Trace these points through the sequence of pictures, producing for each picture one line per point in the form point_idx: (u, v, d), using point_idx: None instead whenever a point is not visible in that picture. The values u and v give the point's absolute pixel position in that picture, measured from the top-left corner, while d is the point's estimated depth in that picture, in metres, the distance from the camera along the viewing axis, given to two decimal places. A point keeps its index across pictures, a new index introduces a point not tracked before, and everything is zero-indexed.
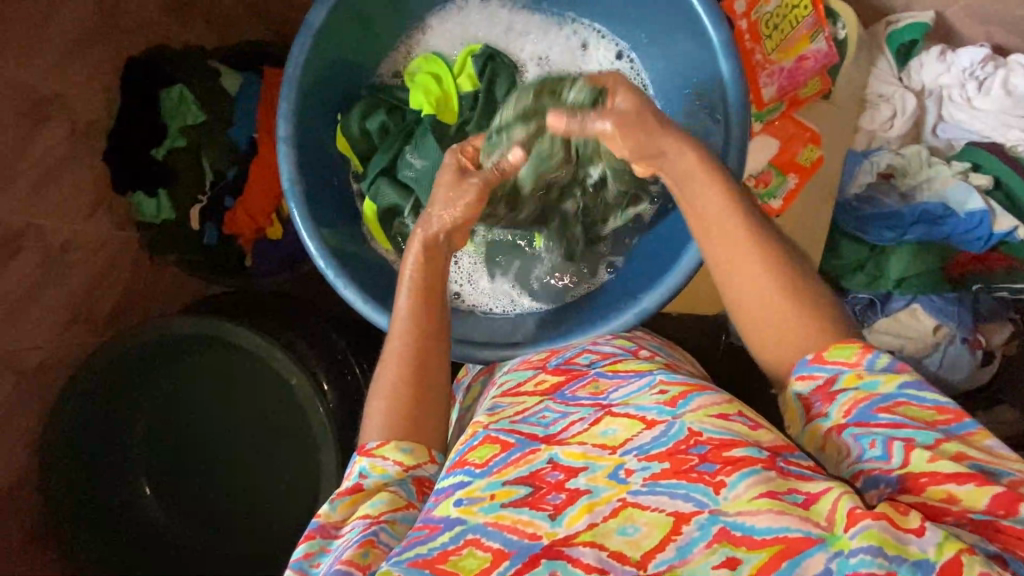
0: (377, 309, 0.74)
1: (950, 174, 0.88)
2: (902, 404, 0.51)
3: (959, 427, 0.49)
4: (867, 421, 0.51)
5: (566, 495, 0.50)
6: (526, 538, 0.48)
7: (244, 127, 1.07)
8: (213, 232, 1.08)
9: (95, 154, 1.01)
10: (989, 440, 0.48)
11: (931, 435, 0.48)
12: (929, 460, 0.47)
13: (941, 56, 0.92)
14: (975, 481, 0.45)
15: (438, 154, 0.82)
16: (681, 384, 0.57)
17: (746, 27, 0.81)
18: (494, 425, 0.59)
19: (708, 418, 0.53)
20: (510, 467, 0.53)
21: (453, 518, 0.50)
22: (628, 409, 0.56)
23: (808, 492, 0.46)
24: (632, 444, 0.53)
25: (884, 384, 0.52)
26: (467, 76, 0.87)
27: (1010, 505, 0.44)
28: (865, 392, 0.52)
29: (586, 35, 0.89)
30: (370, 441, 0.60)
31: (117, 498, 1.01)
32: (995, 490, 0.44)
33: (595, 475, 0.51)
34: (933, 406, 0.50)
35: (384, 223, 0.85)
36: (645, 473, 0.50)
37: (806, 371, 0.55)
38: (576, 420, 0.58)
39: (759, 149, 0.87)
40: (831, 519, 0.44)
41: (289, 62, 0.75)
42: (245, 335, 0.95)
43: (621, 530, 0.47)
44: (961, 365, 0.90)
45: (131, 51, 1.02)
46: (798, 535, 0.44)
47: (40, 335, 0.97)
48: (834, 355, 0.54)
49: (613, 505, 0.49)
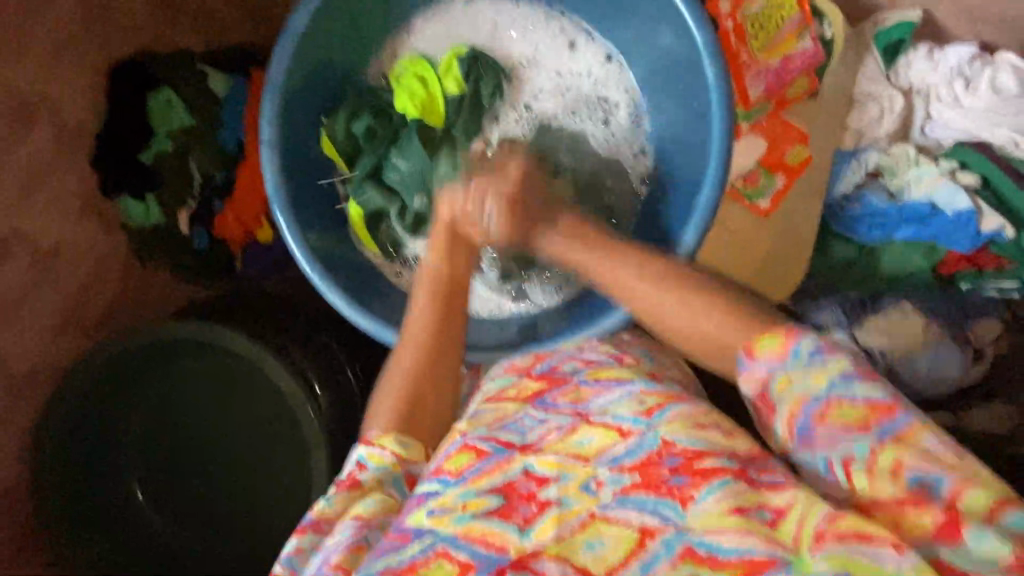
0: (362, 312, 0.74)
1: (938, 173, 0.87)
2: (834, 408, 0.48)
3: (891, 424, 0.46)
4: (807, 437, 0.49)
5: (537, 506, 0.50)
6: (494, 551, 0.48)
7: (234, 130, 1.07)
8: (203, 236, 1.08)
9: (84, 157, 1.00)
10: (924, 436, 0.46)
11: (866, 445, 0.46)
12: (869, 481, 0.46)
13: (928, 54, 0.92)
14: (918, 508, 0.44)
15: (424, 157, 0.82)
16: (658, 395, 0.58)
17: (731, 27, 0.81)
18: (472, 433, 0.58)
19: (683, 428, 0.53)
20: (484, 476, 0.53)
21: (424, 528, 0.50)
22: (604, 418, 0.57)
23: (776, 508, 0.46)
24: (606, 454, 0.53)
25: (814, 385, 0.49)
26: (454, 79, 0.86)
27: (953, 532, 0.42)
28: (797, 397, 0.50)
29: (573, 35, 0.89)
30: (372, 430, 0.61)
31: (109, 502, 1.01)
32: (937, 515, 0.43)
33: (566, 486, 0.51)
34: (863, 403, 0.47)
35: (371, 227, 0.85)
36: (615, 485, 0.51)
37: (744, 370, 0.54)
38: (553, 429, 0.57)
39: (746, 150, 0.87)
40: (797, 539, 0.44)
41: (272, 66, 0.74)
42: (235, 340, 0.95)
43: (588, 544, 0.48)
44: (953, 365, 0.90)
45: (119, 53, 1.02)
46: (764, 557, 0.43)
47: (29, 340, 0.96)
48: (762, 350, 0.53)
49: (581, 519, 0.49)
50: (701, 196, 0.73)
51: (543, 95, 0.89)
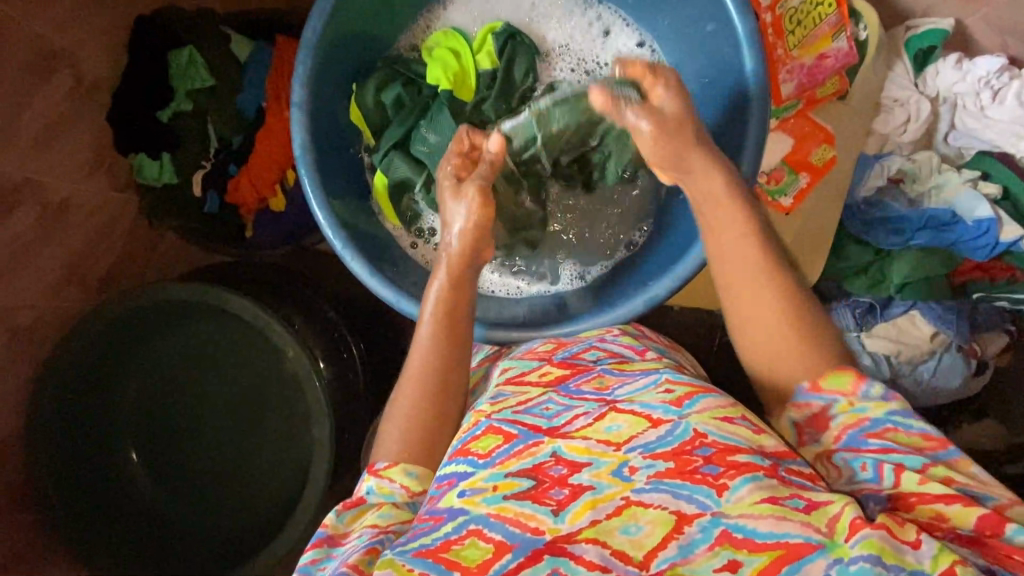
0: (382, 282, 0.74)
1: (960, 181, 0.89)
2: (891, 432, 0.54)
3: (944, 454, 0.52)
4: (857, 447, 0.54)
5: (569, 491, 0.51)
6: (529, 531, 0.49)
7: (254, 95, 1.05)
8: (214, 201, 1.06)
9: (100, 112, 0.99)
10: (971, 467, 0.51)
11: (919, 460, 0.51)
12: (919, 482, 0.50)
13: (957, 64, 0.91)
14: (961, 501, 0.48)
15: (453, 129, 0.81)
16: (687, 384, 0.58)
17: (770, 20, 0.81)
18: (496, 415, 0.59)
19: (712, 420, 0.53)
20: (513, 459, 0.54)
21: (457, 508, 0.51)
22: (633, 406, 0.56)
23: (809, 499, 0.48)
24: (637, 440, 0.53)
25: (873, 412, 0.54)
26: (486, 53, 0.85)
27: (998, 525, 0.47)
28: (855, 418, 0.55)
29: (609, 22, 0.88)
30: (380, 462, 0.62)
31: (105, 460, 1.01)
32: (981, 510, 0.47)
33: (599, 471, 0.52)
34: (920, 434, 0.53)
35: (393, 197, 0.83)
36: (649, 470, 0.51)
37: (801, 399, 0.58)
38: (580, 414, 0.58)
39: (773, 146, 0.86)
40: (831, 527, 0.46)
41: (308, 26, 0.73)
42: (242, 305, 0.94)
43: (624, 529, 0.48)
44: (956, 375, 0.92)
45: (142, 10, 1.00)
46: (799, 540, 0.45)
47: (32, 293, 0.95)
48: (828, 384, 0.57)
49: (616, 504, 0.50)
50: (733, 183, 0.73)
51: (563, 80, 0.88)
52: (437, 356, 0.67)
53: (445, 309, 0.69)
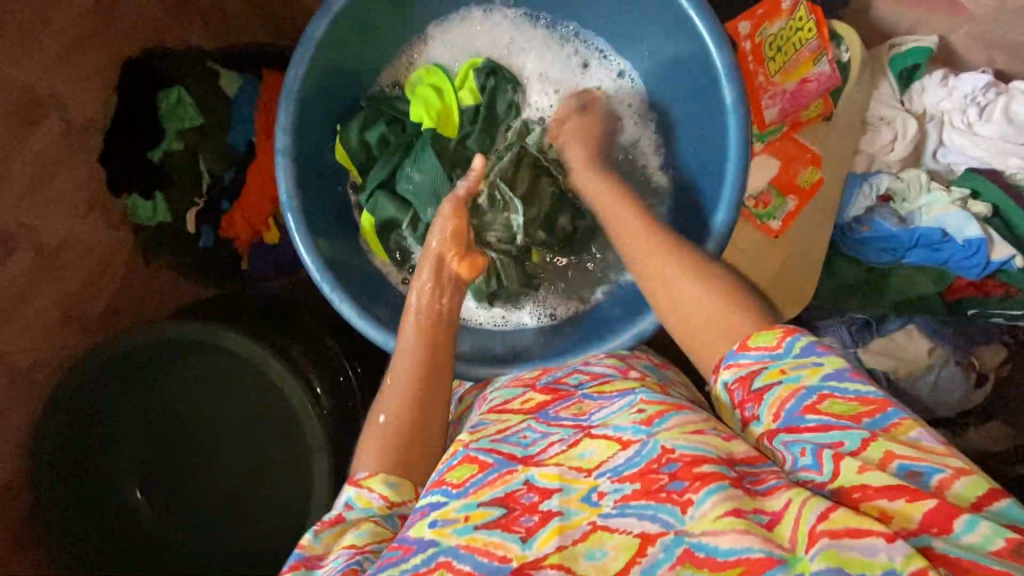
0: (370, 322, 0.74)
1: (949, 201, 0.88)
2: (828, 400, 0.50)
3: (882, 419, 0.49)
4: (796, 426, 0.51)
5: (538, 518, 0.51)
6: (496, 560, 0.48)
7: (243, 131, 1.07)
8: (209, 235, 1.07)
9: (92, 153, 1.00)
10: (914, 432, 0.48)
11: (858, 435, 0.48)
12: (859, 470, 0.46)
13: (942, 80, 0.92)
14: (907, 496, 0.44)
15: (438, 166, 0.82)
16: (658, 404, 0.58)
17: (749, 48, 0.84)
18: (474, 444, 0.59)
19: (681, 435, 0.53)
20: (486, 488, 0.53)
21: (426, 540, 0.50)
22: (606, 430, 0.57)
23: (773, 511, 0.47)
24: (607, 465, 0.54)
25: (808, 378, 0.52)
26: (469, 90, 0.86)
27: (944, 522, 0.43)
28: (790, 387, 0.52)
29: (585, 55, 0.88)
30: (359, 472, 0.60)
31: (105, 501, 1.00)
32: (928, 504, 0.43)
33: (568, 497, 0.52)
34: (857, 398, 0.50)
35: (382, 236, 0.84)
36: (616, 495, 0.51)
37: (732, 361, 0.57)
38: (556, 441, 0.58)
39: (759, 171, 0.88)
40: (794, 540, 0.44)
41: (288, 74, 0.74)
42: (234, 340, 0.95)
43: (589, 554, 0.48)
44: (956, 388, 0.92)
45: (130, 51, 1.01)
46: (760, 556, 0.44)
47: (31, 335, 0.96)
48: (756, 341, 0.56)
49: (583, 529, 0.49)
50: (717, 219, 0.73)
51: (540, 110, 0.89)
52: (422, 351, 0.68)
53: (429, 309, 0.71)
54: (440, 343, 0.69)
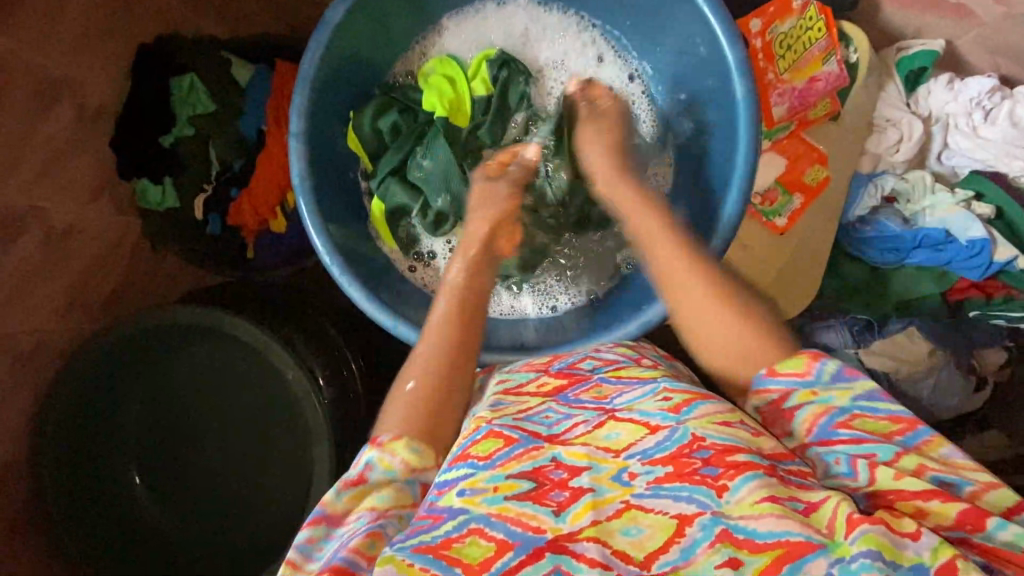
0: (379, 307, 0.74)
1: (952, 202, 0.89)
2: (858, 418, 0.54)
3: (913, 436, 0.52)
4: (828, 438, 0.54)
5: (570, 493, 0.51)
6: (530, 530, 0.48)
7: (254, 119, 1.07)
8: (217, 222, 1.08)
9: (104, 137, 1.00)
10: (943, 449, 0.51)
11: (890, 448, 0.51)
12: (895, 477, 0.49)
13: (948, 84, 0.92)
14: (941, 497, 0.47)
15: (449, 155, 0.83)
16: (684, 392, 0.59)
17: (760, 46, 0.86)
18: (497, 421, 0.59)
19: (711, 425, 0.54)
20: (513, 462, 0.54)
21: (456, 507, 0.51)
22: (632, 414, 0.58)
23: (809, 501, 0.48)
24: (635, 448, 0.54)
25: (839, 399, 0.56)
26: (482, 81, 0.87)
27: (977, 520, 0.46)
28: (822, 407, 0.56)
29: (600, 50, 0.90)
30: (382, 434, 0.59)
31: (106, 487, 1.00)
32: (960, 505, 0.47)
33: (598, 476, 0.52)
34: (886, 418, 0.54)
35: (392, 222, 0.85)
36: (648, 476, 0.51)
37: (761, 385, 0.59)
38: (580, 422, 0.59)
39: (766, 167, 0.89)
40: (832, 527, 0.46)
41: (305, 57, 0.74)
42: (242, 326, 0.94)
43: (625, 530, 0.48)
44: (955, 391, 0.91)
45: (144, 36, 1.02)
46: (801, 540, 0.45)
47: (38, 318, 0.96)
48: (785, 368, 0.59)
49: (616, 506, 0.50)
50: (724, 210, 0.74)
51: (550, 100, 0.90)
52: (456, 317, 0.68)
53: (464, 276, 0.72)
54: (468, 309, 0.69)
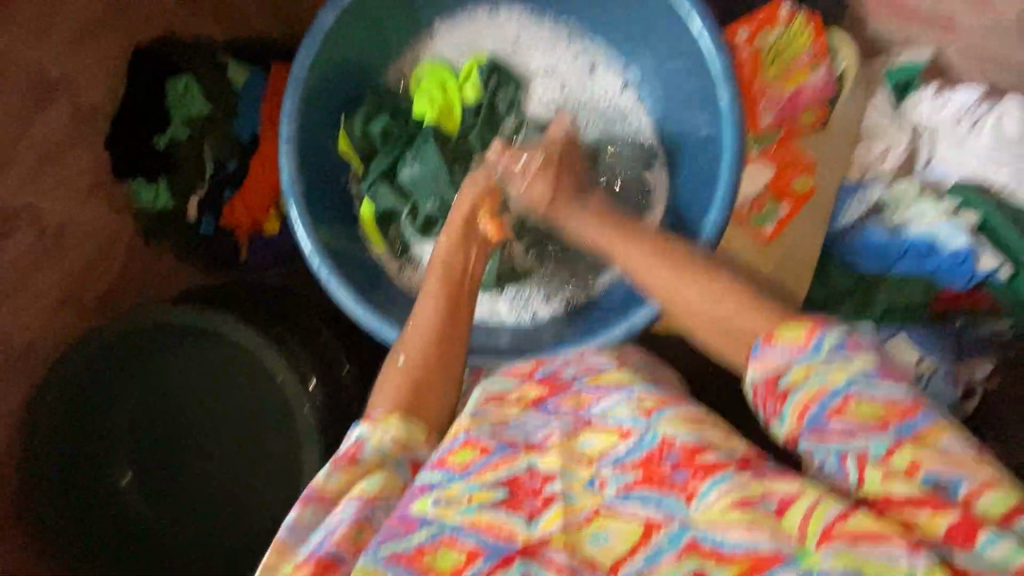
0: (366, 309, 0.75)
1: (936, 213, 0.89)
2: (853, 403, 0.49)
3: (912, 424, 0.48)
4: (820, 429, 0.50)
5: (541, 501, 0.52)
6: (503, 538, 0.49)
7: (250, 122, 1.08)
8: (210, 222, 1.09)
9: (99, 138, 1.01)
10: (943, 438, 0.47)
11: (882, 444, 0.48)
12: (884, 479, 0.47)
13: (936, 94, 0.93)
14: (932, 506, 0.45)
15: (438, 159, 0.83)
16: (656, 396, 0.60)
17: (748, 55, 0.87)
18: (475, 429, 0.59)
19: (682, 426, 0.55)
20: (490, 471, 0.54)
21: (431, 517, 0.50)
22: (606, 422, 0.59)
23: (781, 497, 0.48)
24: (608, 455, 0.56)
25: (833, 380, 0.50)
26: (472, 84, 0.88)
27: (967, 532, 0.44)
28: (815, 389, 0.51)
29: (592, 59, 0.90)
30: (376, 410, 0.61)
31: (95, 487, 1.00)
32: (951, 516, 0.44)
33: (570, 483, 0.53)
34: (884, 401, 0.49)
35: (381, 226, 0.86)
36: (618, 484, 0.53)
37: (760, 356, 0.55)
38: (556, 430, 0.60)
39: (753, 176, 0.89)
40: (802, 533, 0.46)
41: (296, 61, 0.75)
42: (236, 328, 0.97)
43: (594, 537, 0.50)
44: (943, 399, 0.89)
45: (141, 38, 1.02)
46: (768, 552, 0.45)
47: (29, 317, 0.96)
48: (782, 337, 0.54)
49: (587, 513, 0.51)
50: (709, 218, 0.74)
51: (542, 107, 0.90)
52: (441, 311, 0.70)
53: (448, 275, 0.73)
54: (461, 305, 0.71)
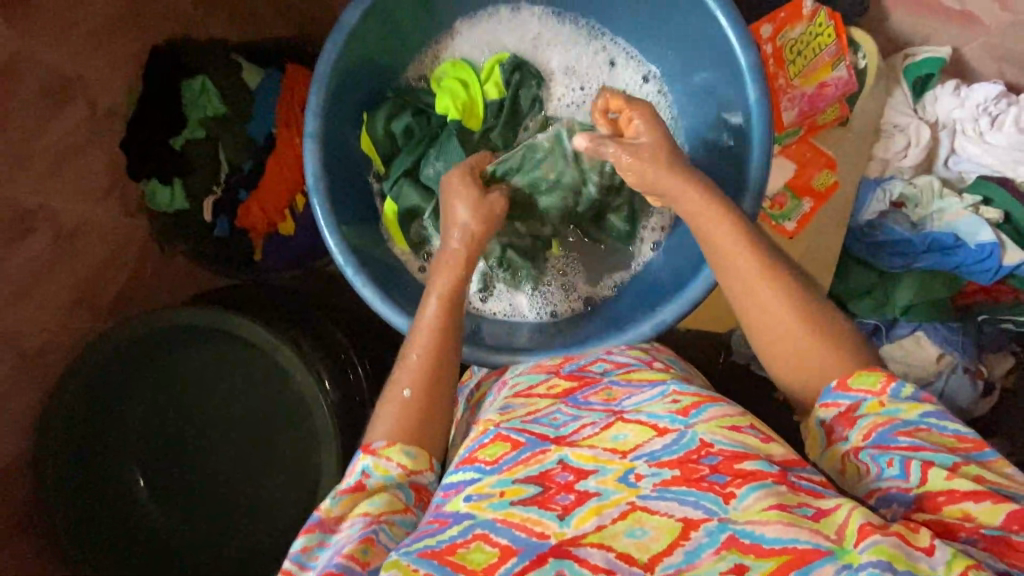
0: (390, 305, 0.75)
1: (961, 207, 0.90)
2: (924, 431, 0.52)
3: (980, 454, 0.50)
4: (886, 444, 0.52)
5: (575, 496, 0.51)
6: (535, 536, 0.48)
7: (264, 122, 1.06)
8: (225, 223, 1.08)
9: (114, 139, 1.01)
10: (1008, 468, 0.50)
11: (951, 458, 0.50)
12: (947, 477, 0.48)
13: (955, 90, 0.94)
14: (991, 499, 0.47)
15: (462, 157, 0.83)
16: (693, 395, 0.58)
17: (771, 50, 0.87)
18: (504, 424, 0.59)
19: (721, 430, 0.53)
20: (519, 466, 0.54)
21: (462, 512, 0.51)
22: (639, 415, 0.57)
23: (820, 507, 0.48)
24: (643, 449, 0.54)
25: (906, 413, 0.53)
26: (494, 84, 0.88)
27: (1022, 522, 0.45)
28: (886, 417, 0.53)
29: (613, 53, 0.90)
30: (376, 441, 0.60)
31: (110, 489, 1.00)
32: (1009, 507, 0.46)
33: (604, 478, 0.52)
34: (955, 435, 0.52)
35: (403, 224, 0.86)
36: (655, 478, 0.51)
37: (830, 398, 0.57)
38: (587, 423, 0.58)
39: (776, 172, 0.90)
40: (840, 533, 0.46)
41: (320, 61, 0.75)
42: (253, 328, 0.94)
43: (630, 532, 0.48)
44: (963, 395, 0.92)
45: (156, 40, 1.02)
46: (807, 547, 0.45)
47: (42, 318, 0.96)
48: (858, 382, 0.56)
49: (621, 508, 0.50)
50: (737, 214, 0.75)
51: (564, 104, 0.91)
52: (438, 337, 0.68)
53: (446, 301, 0.70)
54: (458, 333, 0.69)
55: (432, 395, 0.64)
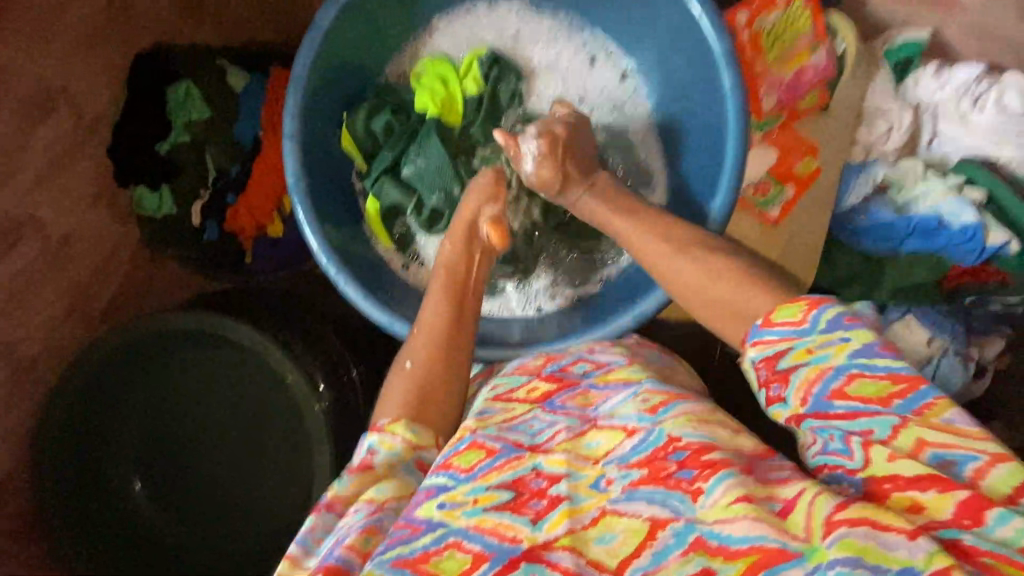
0: (375, 304, 0.75)
1: (943, 189, 0.90)
2: (856, 381, 0.50)
3: (914, 398, 0.48)
4: (824, 412, 0.51)
5: (547, 501, 0.51)
6: (507, 542, 0.49)
7: (249, 124, 1.06)
8: (214, 229, 1.07)
9: (99, 146, 1.01)
10: (948, 413, 0.47)
11: (887, 421, 0.48)
12: (889, 458, 0.47)
13: (936, 73, 0.94)
14: (939, 486, 0.44)
15: (442, 152, 0.83)
16: (663, 393, 0.59)
17: (747, 38, 0.86)
18: (481, 431, 0.59)
19: (688, 423, 0.54)
20: (494, 472, 0.54)
21: (435, 520, 0.50)
22: (612, 421, 0.58)
23: (785, 499, 0.47)
24: (614, 453, 0.55)
25: (834, 357, 0.51)
26: (473, 79, 0.88)
27: (974, 514, 0.43)
28: (816, 369, 0.52)
29: (594, 43, 0.90)
30: (382, 419, 0.62)
31: (106, 495, 1.00)
32: (957, 497, 0.44)
33: (576, 483, 0.52)
34: (887, 375, 0.49)
35: (387, 223, 0.87)
36: (624, 481, 0.52)
37: (757, 338, 0.56)
38: (561, 429, 0.59)
39: (756, 160, 0.90)
40: (809, 530, 0.44)
41: (297, 61, 0.75)
42: (243, 333, 0.95)
43: (600, 539, 0.48)
44: (955, 379, 0.91)
45: (139, 46, 1.03)
46: (775, 547, 0.44)
47: (33, 326, 0.96)
48: (779, 317, 0.55)
49: (593, 514, 0.50)
50: (716, 201, 0.75)
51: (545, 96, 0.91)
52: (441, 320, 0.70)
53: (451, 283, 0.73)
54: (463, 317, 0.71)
55: (430, 368, 0.66)
